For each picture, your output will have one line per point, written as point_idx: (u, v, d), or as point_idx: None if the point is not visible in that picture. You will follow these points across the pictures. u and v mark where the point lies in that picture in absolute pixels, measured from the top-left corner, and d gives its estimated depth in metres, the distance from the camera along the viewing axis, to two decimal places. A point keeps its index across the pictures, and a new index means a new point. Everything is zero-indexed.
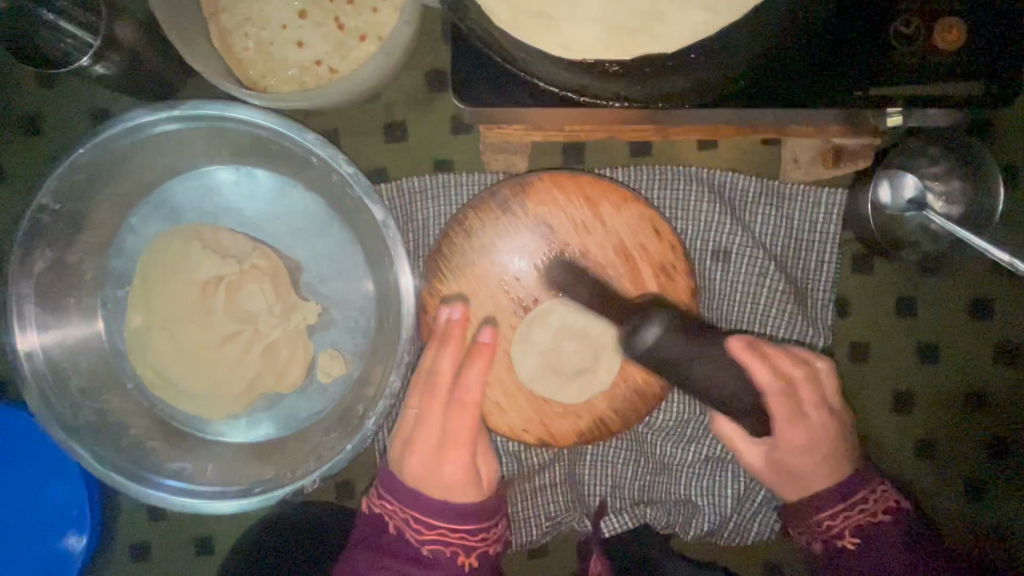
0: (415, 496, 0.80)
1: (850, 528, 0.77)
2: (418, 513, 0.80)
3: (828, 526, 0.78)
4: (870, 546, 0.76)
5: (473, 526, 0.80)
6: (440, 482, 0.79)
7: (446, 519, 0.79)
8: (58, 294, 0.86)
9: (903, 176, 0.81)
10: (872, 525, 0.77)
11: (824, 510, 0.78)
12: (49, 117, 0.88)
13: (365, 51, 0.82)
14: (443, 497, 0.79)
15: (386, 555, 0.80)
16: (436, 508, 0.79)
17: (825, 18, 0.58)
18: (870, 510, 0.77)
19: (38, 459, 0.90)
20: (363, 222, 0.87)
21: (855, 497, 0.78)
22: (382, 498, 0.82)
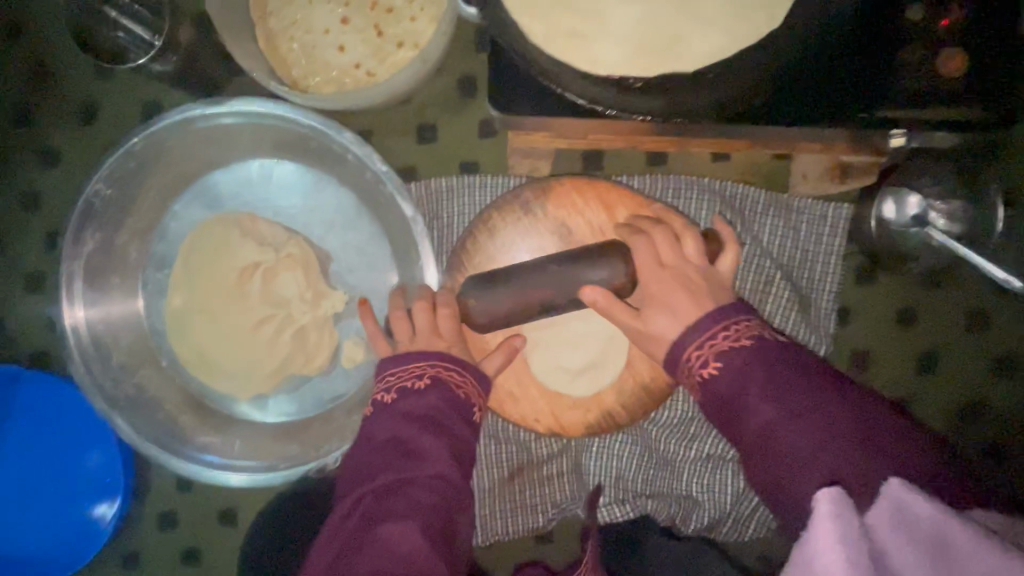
0: (414, 392, 0.66)
1: (722, 368, 0.58)
2: (415, 408, 0.64)
3: (696, 357, 0.61)
4: (751, 370, 0.56)
5: (459, 423, 0.64)
6: (440, 374, 0.68)
7: (440, 407, 0.64)
8: (104, 274, 0.92)
9: (907, 195, 0.85)
10: (737, 353, 0.58)
11: (691, 340, 0.62)
12: (106, 107, 0.95)
13: (402, 57, 0.88)
14: (437, 396, 0.65)
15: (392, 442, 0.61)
16: (426, 403, 0.64)
17: (835, 44, 0.63)
18: (732, 336, 0.59)
19: (78, 427, 0.96)
20: (391, 217, 0.92)
21: (706, 332, 0.61)
22: (386, 388, 0.68)
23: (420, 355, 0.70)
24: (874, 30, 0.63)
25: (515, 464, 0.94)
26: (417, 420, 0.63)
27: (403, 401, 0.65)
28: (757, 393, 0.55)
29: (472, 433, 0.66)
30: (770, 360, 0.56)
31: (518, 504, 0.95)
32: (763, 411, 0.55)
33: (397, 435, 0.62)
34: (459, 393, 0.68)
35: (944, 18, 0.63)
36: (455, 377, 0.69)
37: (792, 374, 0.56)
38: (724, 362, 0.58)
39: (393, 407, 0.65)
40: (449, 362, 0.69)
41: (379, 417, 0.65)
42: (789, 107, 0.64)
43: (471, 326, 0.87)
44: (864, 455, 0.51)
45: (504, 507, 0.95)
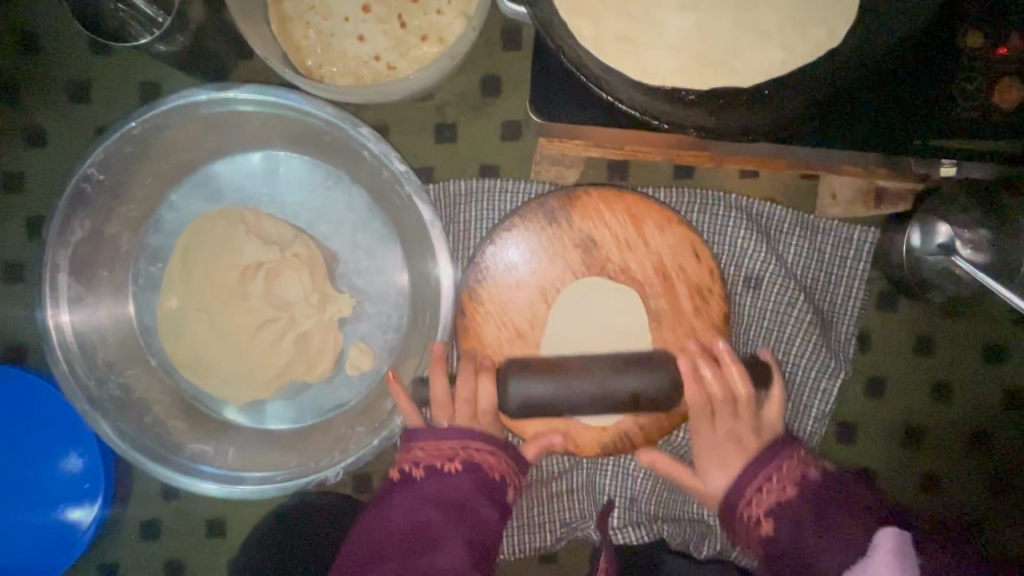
0: (444, 474, 0.69)
1: (767, 509, 0.66)
2: (447, 491, 0.67)
3: (749, 517, 0.68)
4: (794, 508, 0.64)
5: (488, 511, 0.68)
6: (472, 457, 0.70)
7: (470, 493, 0.68)
8: (92, 265, 0.85)
9: (937, 223, 0.82)
10: (789, 503, 0.65)
11: (741, 485, 0.69)
12: (101, 86, 0.88)
13: (426, 51, 0.83)
14: (468, 478, 0.69)
15: (413, 518, 0.66)
16: (456, 486, 0.68)
17: (890, 66, 0.60)
18: (777, 486, 0.67)
19: (57, 427, 0.90)
20: (407, 219, 0.87)
21: (763, 474, 0.69)
22: (414, 462, 0.70)
23: (447, 432, 0.72)
24: (932, 51, 0.59)
25: (523, 481, 0.91)
26: (441, 504, 0.66)
27: (428, 482, 0.68)
28: (814, 540, 0.61)
29: (498, 520, 0.68)
30: (820, 501, 0.63)
31: (525, 522, 0.92)
32: (791, 527, 0.63)
33: (421, 520, 0.65)
34: (489, 468, 0.71)
35: (1002, 46, 0.58)
36: (490, 460, 0.71)
37: (836, 507, 0.62)
38: (778, 510, 0.65)
39: (422, 485, 0.68)
40: (486, 440, 0.72)
41: (409, 499, 0.67)
42: (839, 130, 0.60)
43: (487, 339, 0.82)
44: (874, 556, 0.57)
45: (511, 525, 0.91)
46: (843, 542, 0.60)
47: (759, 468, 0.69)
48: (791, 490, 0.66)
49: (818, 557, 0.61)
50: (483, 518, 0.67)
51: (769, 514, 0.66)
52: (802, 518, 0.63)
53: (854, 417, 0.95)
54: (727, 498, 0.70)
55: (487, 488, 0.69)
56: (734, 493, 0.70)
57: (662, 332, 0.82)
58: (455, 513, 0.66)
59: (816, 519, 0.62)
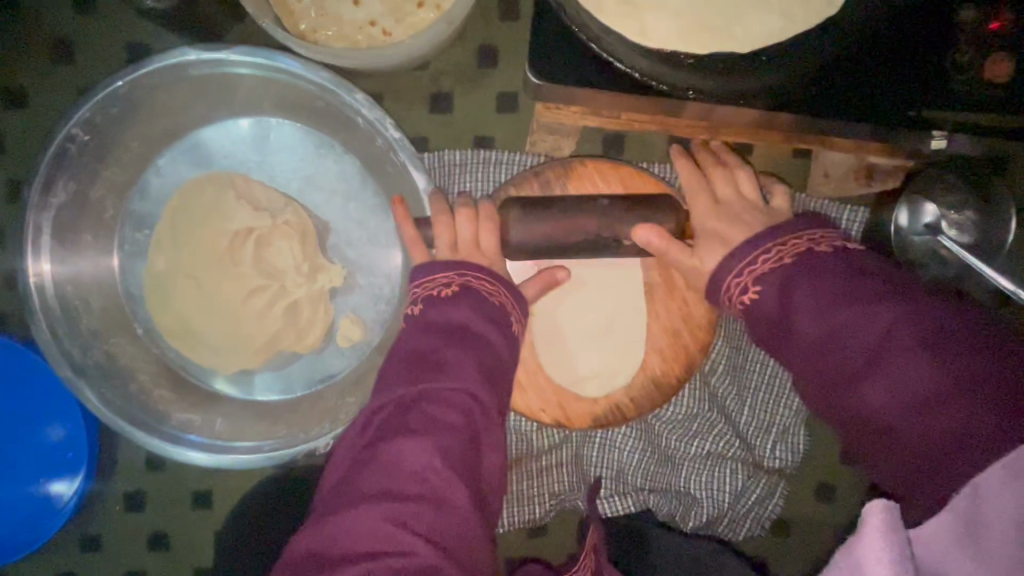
0: (443, 300, 0.63)
1: (763, 283, 0.59)
2: (444, 318, 0.61)
3: (736, 286, 0.62)
4: (814, 306, 0.55)
5: (496, 336, 0.61)
6: (472, 284, 0.65)
7: (472, 316, 0.61)
8: (76, 228, 0.83)
9: (923, 204, 0.85)
10: (788, 270, 0.58)
11: (742, 264, 0.61)
12: (85, 47, 0.85)
13: (422, 18, 0.82)
14: (468, 303, 0.62)
15: (435, 316, 0.61)
16: (455, 314, 0.61)
17: (887, 38, 0.61)
18: (777, 296, 0.58)
19: (39, 395, 0.88)
20: (400, 189, 0.86)
21: (777, 272, 0.59)
22: (414, 300, 0.65)
23: (437, 266, 0.67)
24: (929, 25, 0.61)
25: (513, 454, 0.91)
26: (444, 329, 0.59)
27: (431, 311, 0.62)
28: (803, 310, 0.56)
29: (505, 341, 0.61)
30: (831, 281, 0.55)
31: (514, 494, 0.92)
32: (809, 323, 0.55)
33: (424, 346, 0.58)
34: (492, 300, 0.64)
35: (995, 21, 0.61)
36: (489, 288, 0.65)
37: (883, 305, 0.53)
38: (775, 291, 0.58)
39: (422, 316, 0.62)
40: (482, 270, 0.66)
41: (411, 328, 0.61)
42: (837, 102, 0.61)
43: None
44: (937, 360, 0.48)
45: (501, 496, 0.92)
46: (900, 359, 0.50)
47: (773, 269, 0.59)
48: (781, 292, 0.58)
49: (863, 351, 0.52)
50: (494, 357, 0.59)
51: (778, 306, 0.58)
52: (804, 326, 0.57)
53: None
54: (708, 288, 0.65)
55: (487, 307, 0.62)
56: (723, 277, 0.63)
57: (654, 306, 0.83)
58: (456, 335, 0.59)
59: (820, 304, 0.55)
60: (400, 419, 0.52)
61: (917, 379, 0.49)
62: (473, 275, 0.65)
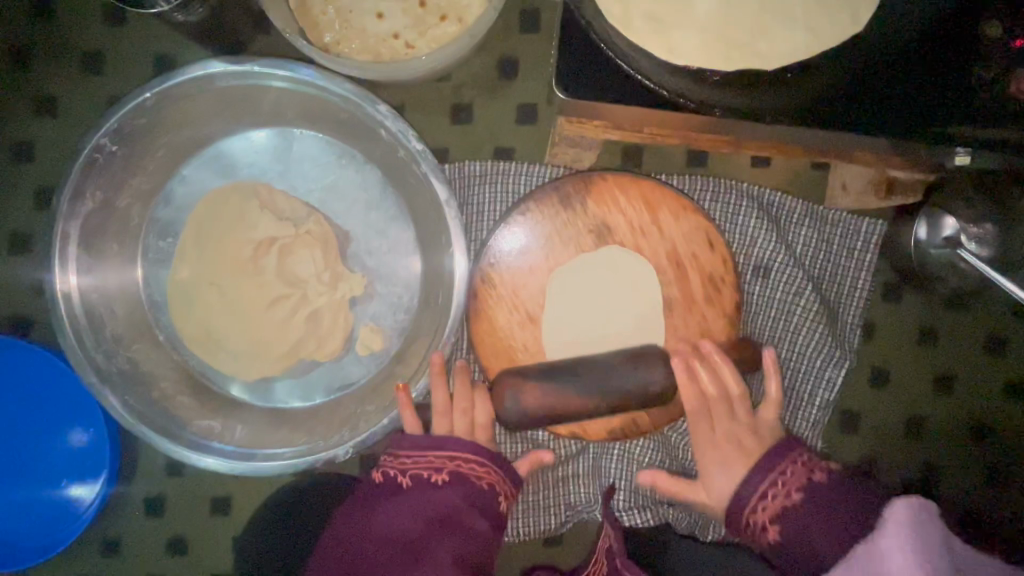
0: (431, 486, 0.71)
1: (780, 522, 0.67)
2: (430, 508, 0.69)
3: (735, 461, 0.71)
4: (781, 488, 0.68)
5: (481, 524, 0.70)
6: (459, 469, 0.73)
7: (459, 506, 0.70)
8: (102, 237, 0.84)
9: (942, 217, 0.85)
10: (798, 509, 0.67)
11: (722, 471, 0.72)
12: (112, 57, 0.87)
13: (444, 31, 0.82)
14: (459, 491, 0.71)
15: (410, 512, 0.69)
16: (444, 500, 0.70)
17: (911, 53, 0.61)
18: (782, 493, 0.68)
19: (62, 400, 0.89)
20: (421, 199, 0.87)
21: (750, 500, 0.70)
22: (403, 469, 0.73)
23: (423, 450, 0.74)
24: (955, 42, 0.61)
25: (530, 464, 0.91)
26: (426, 516, 0.69)
27: (412, 490, 0.71)
28: (792, 495, 0.67)
29: (489, 529, 0.71)
30: (819, 512, 0.65)
31: (531, 504, 0.92)
32: (798, 506, 0.66)
33: (406, 532, 0.68)
34: (481, 485, 0.73)
35: (1019, 40, 0.61)
36: (468, 466, 0.73)
37: (828, 488, 0.67)
38: (787, 518, 0.67)
39: (407, 492, 0.71)
40: (477, 454, 0.74)
41: (395, 509, 0.70)
42: (865, 112, 0.60)
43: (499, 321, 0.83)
44: (867, 510, 0.64)
45: (517, 506, 0.92)
46: (822, 529, 0.64)
47: (762, 480, 0.70)
48: (799, 492, 0.68)
49: (812, 545, 0.64)
50: (474, 554, 0.69)
51: (777, 524, 0.67)
52: (781, 500, 0.67)
53: (856, 407, 0.96)
54: (730, 505, 0.71)
55: (475, 498, 0.71)
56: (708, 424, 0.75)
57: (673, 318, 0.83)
58: (439, 529, 0.68)
59: (792, 478, 0.68)
60: (402, 563, 0.66)
61: (817, 544, 0.64)
62: (463, 467, 0.73)
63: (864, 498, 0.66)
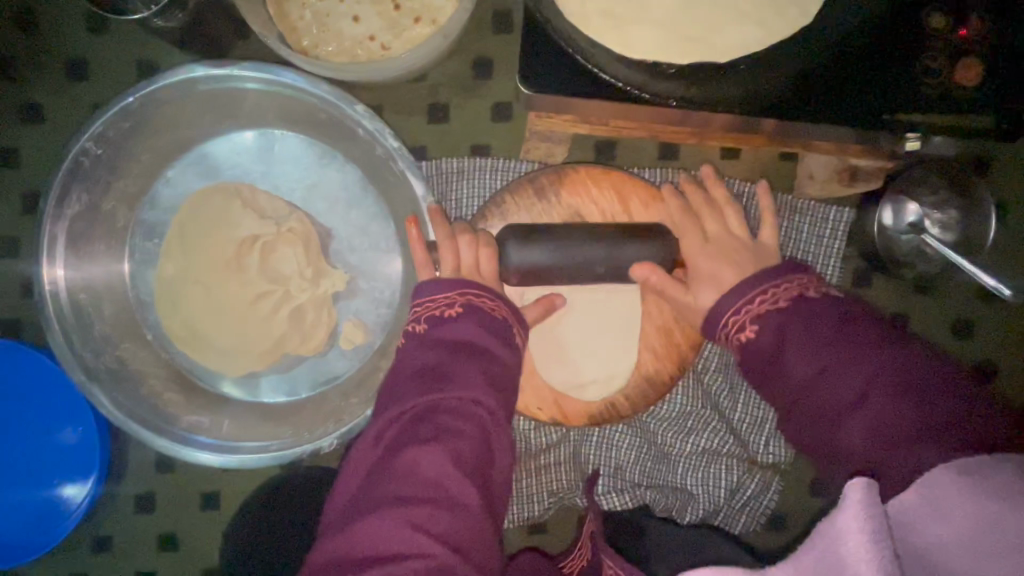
0: (446, 320, 0.64)
1: (763, 321, 0.66)
2: (451, 334, 0.62)
3: (733, 322, 0.69)
4: (791, 324, 0.64)
5: (505, 351, 0.63)
6: (473, 303, 0.65)
7: (477, 333, 0.62)
8: (89, 239, 0.87)
9: (906, 203, 0.87)
10: (777, 312, 0.65)
11: (731, 303, 0.69)
12: (97, 64, 0.89)
13: (418, 32, 0.85)
14: (474, 321, 0.63)
15: (441, 338, 0.62)
16: (459, 329, 0.62)
17: (862, 45, 0.64)
18: (771, 299, 0.67)
19: (50, 399, 0.91)
20: (400, 196, 0.90)
21: (752, 292, 0.68)
22: (415, 319, 0.67)
23: (437, 284, 0.68)
24: (901, 32, 0.64)
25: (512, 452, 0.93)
26: (447, 346, 0.61)
27: (433, 330, 0.63)
28: (791, 347, 0.63)
29: (511, 352, 0.63)
30: (817, 321, 0.63)
31: (514, 492, 0.94)
32: (798, 369, 0.62)
33: (424, 362, 0.60)
34: (495, 317, 0.65)
35: (964, 28, 0.64)
36: (491, 306, 0.66)
37: (834, 322, 0.63)
38: (772, 317, 0.65)
39: (427, 330, 0.64)
40: (483, 289, 0.67)
41: (410, 347, 0.63)
42: (816, 103, 0.63)
43: None
44: (901, 404, 0.56)
45: None
46: (825, 378, 0.60)
47: (748, 293, 0.68)
48: (768, 311, 0.66)
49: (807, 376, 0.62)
50: (506, 371, 0.61)
51: (770, 328, 0.65)
52: (785, 334, 0.63)
53: None
54: None
55: (492, 327, 0.64)
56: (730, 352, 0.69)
57: (646, 306, 0.86)
58: (471, 363, 0.59)
59: (800, 327, 0.63)
60: (412, 427, 0.55)
61: (841, 391, 0.60)
62: (482, 300, 0.66)
63: (932, 409, 0.55)
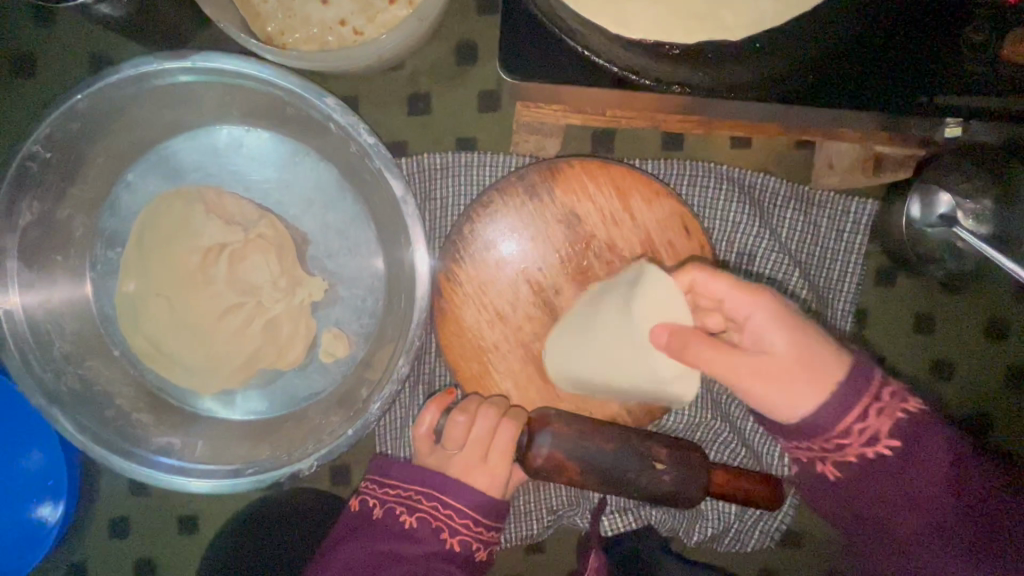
0: (404, 529, 0.70)
1: (891, 433, 0.60)
2: (394, 544, 0.69)
3: (846, 428, 0.60)
4: (903, 439, 0.60)
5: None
6: (438, 512, 0.71)
7: (423, 561, 0.68)
8: (44, 250, 0.80)
9: (937, 193, 0.77)
10: (897, 424, 0.59)
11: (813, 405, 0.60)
12: (45, 60, 0.82)
13: (394, 15, 0.77)
14: (425, 545, 0.69)
15: (382, 548, 0.69)
16: (409, 548, 0.69)
17: (891, 15, 0.55)
18: (892, 401, 0.60)
19: (16, 420, 0.85)
20: (380, 196, 0.82)
21: (865, 389, 0.60)
22: (381, 502, 0.72)
23: (409, 475, 0.73)
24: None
25: None
26: (386, 559, 0.69)
27: (388, 530, 0.70)
28: (898, 464, 0.61)
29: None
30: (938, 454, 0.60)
31: (511, 511, 0.88)
32: (897, 482, 0.61)
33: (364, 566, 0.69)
34: (450, 539, 0.69)
35: None
36: (458, 521, 0.71)
37: (937, 443, 0.61)
38: (901, 429, 0.60)
39: (380, 525, 0.71)
40: (453, 505, 0.71)
41: (359, 541, 0.70)
42: (841, 86, 0.56)
43: (466, 322, 0.79)
44: (944, 501, 0.61)
45: None
46: (904, 491, 0.62)
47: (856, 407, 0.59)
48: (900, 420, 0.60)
49: (924, 502, 0.61)
50: None
51: (891, 437, 0.59)
52: (895, 451, 0.60)
53: None
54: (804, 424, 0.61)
55: (445, 557, 0.69)
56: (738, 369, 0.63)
57: None
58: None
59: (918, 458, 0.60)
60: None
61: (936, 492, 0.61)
62: (444, 520, 0.70)
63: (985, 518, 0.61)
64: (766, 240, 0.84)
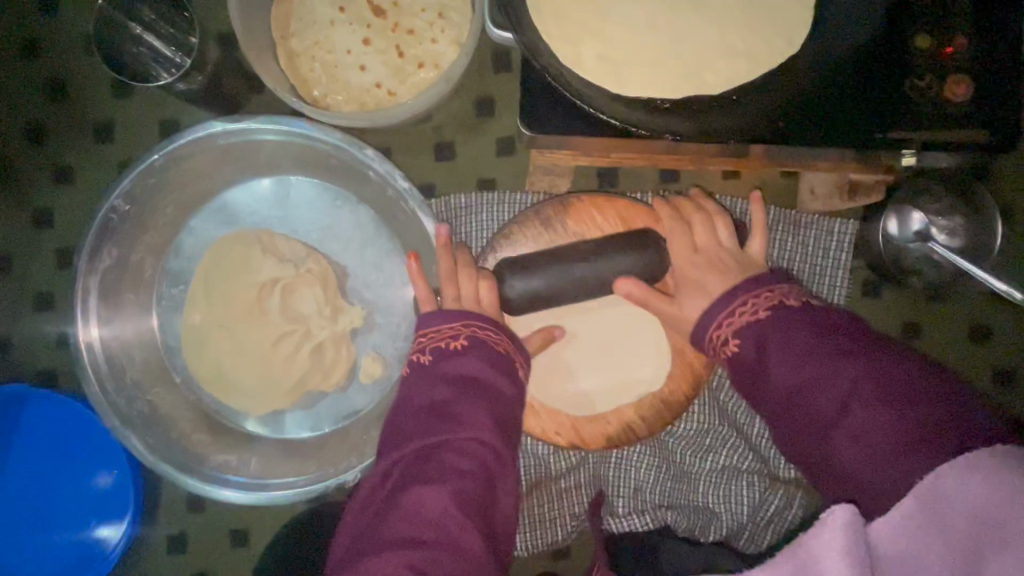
0: (455, 353, 0.68)
1: (742, 331, 0.63)
2: (454, 370, 0.66)
3: (718, 336, 0.65)
4: (775, 329, 0.61)
5: (505, 383, 0.66)
6: (478, 335, 0.69)
7: (481, 368, 0.66)
8: (118, 290, 0.91)
9: (910, 212, 0.88)
10: (758, 325, 0.62)
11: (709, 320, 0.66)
12: (123, 126, 0.95)
13: (422, 77, 0.90)
14: (478, 355, 0.67)
15: (444, 372, 0.66)
16: (464, 363, 0.66)
17: (845, 69, 0.66)
18: (755, 310, 0.63)
19: (86, 444, 0.95)
20: (411, 233, 0.93)
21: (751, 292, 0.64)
22: (421, 349, 0.70)
23: (441, 318, 0.72)
24: (885, 54, 0.65)
25: (531, 478, 0.94)
26: (450, 380, 0.65)
27: (439, 362, 0.67)
28: (774, 360, 0.60)
29: (512, 386, 0.67)
30: (791, 322, 0.60)
31: (537, 518, 0.95)
32: (784, 375, 0.59)
33: (436, 397, 0.64)
34: (499, 350, 0.69)
35: (948, 47, 0.65)
36: (492, 337, 0.69)
37: (811, 334, 0.59)
38: (750, 335, 0.62)
39: (431, 362, 0.68)
40: (480, 323, 0.70)
41: (420, 379, 0.67)
42: (810, 125, 0.66)
43: None
44: (864, 399, 0.55)
45: (522, 522, 0.95)
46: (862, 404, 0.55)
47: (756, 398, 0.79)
48: (768, 314, 0.62)
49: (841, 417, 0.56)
50: (508, 392, 0.66)
51: (771, 318, 0.62)
52: (767, 339, 0.61)
53: None
54: (697, 332, 0.68)
55: (496, 362, 0.67)
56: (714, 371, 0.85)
57: (657, 327, 0.87)
58: (454, 378, 0.65)
59: (780, 343, 0.60)
60: (418, 468, 0.59)
61: (857, 404, 0.55)
62: (479, 331, 0.69)
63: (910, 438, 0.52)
64: (760, 254, 0.94)
